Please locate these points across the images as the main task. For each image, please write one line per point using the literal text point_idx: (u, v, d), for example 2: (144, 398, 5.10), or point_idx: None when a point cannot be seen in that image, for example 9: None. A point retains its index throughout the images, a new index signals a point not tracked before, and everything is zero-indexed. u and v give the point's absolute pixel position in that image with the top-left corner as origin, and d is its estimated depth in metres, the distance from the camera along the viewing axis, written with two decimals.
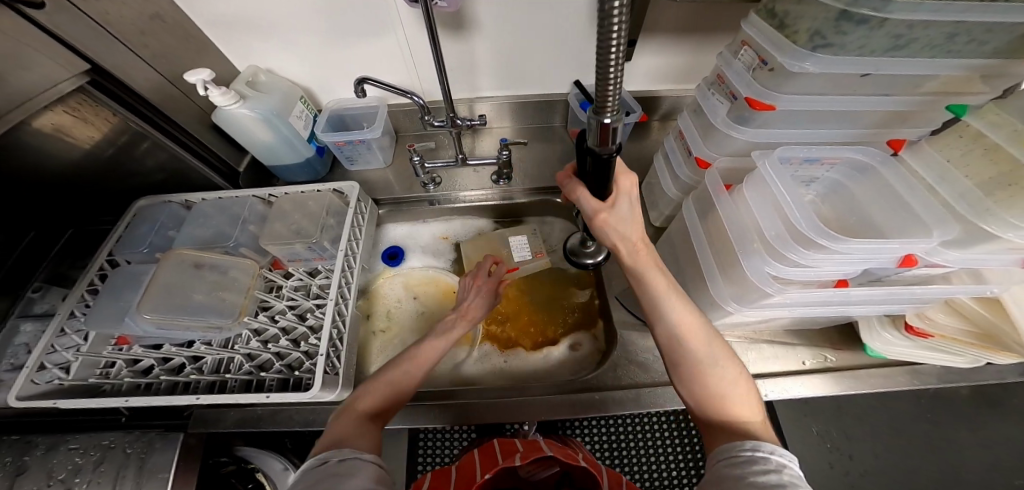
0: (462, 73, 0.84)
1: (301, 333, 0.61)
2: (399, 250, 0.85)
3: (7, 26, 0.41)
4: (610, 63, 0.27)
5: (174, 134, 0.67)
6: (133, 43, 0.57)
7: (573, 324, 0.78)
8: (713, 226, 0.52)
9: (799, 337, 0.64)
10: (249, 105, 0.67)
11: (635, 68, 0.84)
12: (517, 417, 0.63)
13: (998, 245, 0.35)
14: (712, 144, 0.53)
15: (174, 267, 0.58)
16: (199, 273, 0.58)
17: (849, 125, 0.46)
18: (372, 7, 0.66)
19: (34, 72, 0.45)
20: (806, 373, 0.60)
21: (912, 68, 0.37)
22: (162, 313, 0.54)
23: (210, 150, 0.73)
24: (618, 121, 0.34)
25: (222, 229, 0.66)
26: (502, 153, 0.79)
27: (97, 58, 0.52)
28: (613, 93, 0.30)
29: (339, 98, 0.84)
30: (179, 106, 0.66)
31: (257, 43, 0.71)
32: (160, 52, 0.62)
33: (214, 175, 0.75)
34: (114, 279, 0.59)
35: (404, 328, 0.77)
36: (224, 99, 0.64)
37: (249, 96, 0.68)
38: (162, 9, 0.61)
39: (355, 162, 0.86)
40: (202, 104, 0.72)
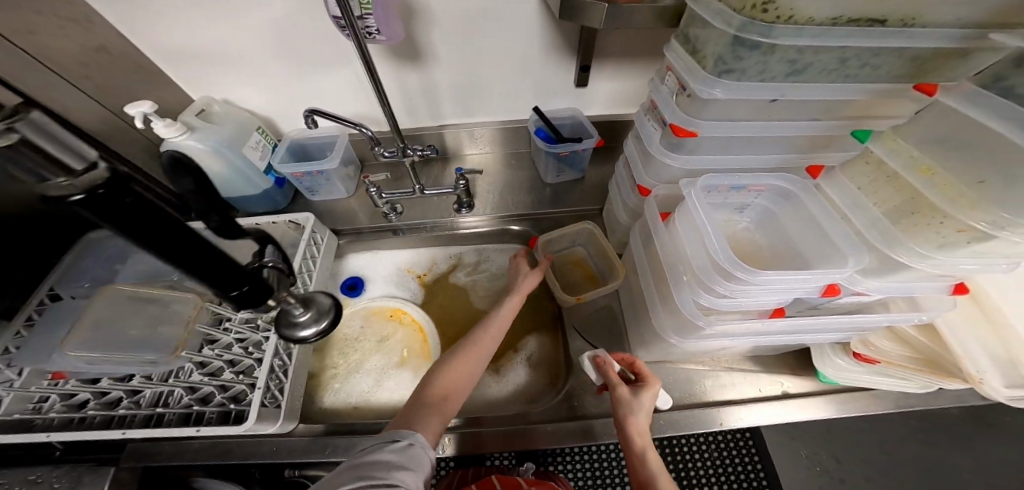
0: (422, 102, 0.85)
1: (248, 365, 0.61)
2: (359, 280, 0.84)
3: None
4: None
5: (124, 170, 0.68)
6: (74, 74, 0.58)
7: (535, 349, 0.76)
8: (652, 255, 0.54)
9: (758, 362, 0.62)
10: (198, 138, 0.67)
11: (593, 94, 0.85)
12: (476, 448, 0.60)
13: (915, 274, 0.37)
14: (652, 173, 0.53)
15: (107, 302, 0.57)
16: (140, 307, 0.58)
17: (778, 150, 0.46)
18: (324, 38, 0.68)
19: None
20: (767, 400, 0.58)
21: (813, 93, 0.37)
22: (89, 350, 0.52)
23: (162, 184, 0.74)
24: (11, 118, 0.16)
25: (171, 261, 0.65)
26: (459, 182, 0.81)
27: (37, 96, 0.54)
28: None
29: (299, 127, 0.85)
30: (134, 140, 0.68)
31: (215, 77, 0.73)
32: (106, 84, 0.63)
33: None
34: (57, 315, 0.57)
35: (364, 356, 0.76)
36: (169, 130, 0.64)
37: (198, 128, 0.68)
38: (107, 40, 0.62)
39: (318, 193, 0.87)
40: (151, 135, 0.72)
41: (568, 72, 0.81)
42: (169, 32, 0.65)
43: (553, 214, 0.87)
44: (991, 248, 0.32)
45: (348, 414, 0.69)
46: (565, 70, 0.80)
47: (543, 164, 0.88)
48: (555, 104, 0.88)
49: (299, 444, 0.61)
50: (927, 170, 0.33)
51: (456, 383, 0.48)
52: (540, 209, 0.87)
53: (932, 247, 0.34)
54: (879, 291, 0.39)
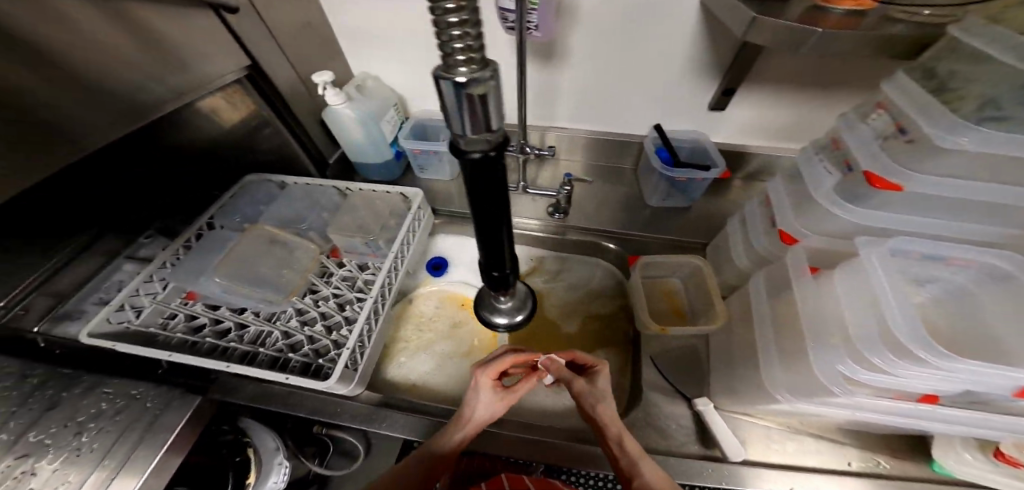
0: (540, 103, 0.85)
1: (336, 322, 0.64)
2: (443, 261, 0.84)
3: (209, 24, 0.52)
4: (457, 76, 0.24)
5: (290, 123, 0.75)
6: (284, 43, 0.67)
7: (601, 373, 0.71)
8: (784, 309, 0.50)
9: (852, 436, 0.56)
10: (352, 106, 0.74)
11: (727, 119, 0.78)
12: (538, 458, 0.57)
13: None
14: (805, 219, 0.49)
15: (253, 239, 0.65)
16: (271, 248, 0.65)
17: (1005, 223, 0.39)
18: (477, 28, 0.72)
19: (213, 61, 0.55)
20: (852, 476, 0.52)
21: None
22: (229, 278, 0.60)
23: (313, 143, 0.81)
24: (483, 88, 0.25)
25: (303, 211, 0.73)
26: (564, 187, 0.79)
27: (253, 51, 0.61)
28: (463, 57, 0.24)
29: (425, 108, 0.91)
30: (301, 97, 0.74)
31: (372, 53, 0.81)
32: (300, 52, 0.71)
33: (310, 163, 0.82)
34: (205, 244, 0.66)
35: (436, 337, 0.77)
36: (336, 98, 0.70)
37: (356, 99, 0.76)
38: (310, 17, 0.72)
39: (426, 171, 0.91)
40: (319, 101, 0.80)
41: (706, 93, 0.75)
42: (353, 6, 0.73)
43: (649, 238, 0.81)
44: None
45: (406, 391, 0.70)
46: (706, 92, 0.75)
47: (651, 186, 0.83)
48: (680, 124, 0.82)
49: (359, 409, 0.63)
50: None
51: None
52: (621, 229, 0.83)
53: None
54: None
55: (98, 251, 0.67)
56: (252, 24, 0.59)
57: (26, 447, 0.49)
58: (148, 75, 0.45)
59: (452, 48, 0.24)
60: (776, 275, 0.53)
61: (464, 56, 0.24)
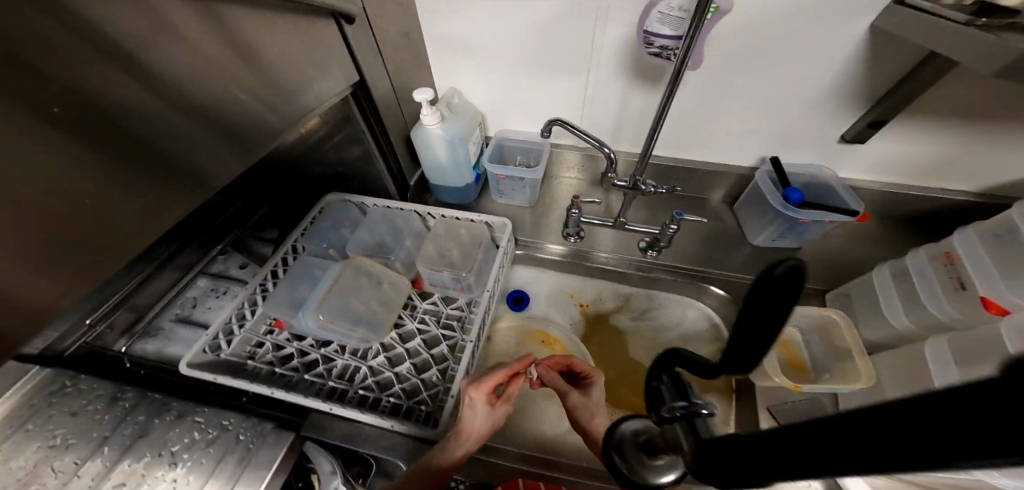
0: (638, 129, 0.77)
1: (424, 360, 0.60)
2: (524, 294, 0.80)
3: (324, 35, 0.49)
4: None
5: (379, 140, 0.70)
6: (385, 55, 0.63)
7: None
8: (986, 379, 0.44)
9: None
10: (444, 127, 0.70)
11: (856, 156, 0.70)
12: None
13: None
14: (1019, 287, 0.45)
15: (348, 272, 0.63)
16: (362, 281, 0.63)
17: None
18: (583, 47, 0.66)
19: (325, 81, 0.52)
20: None
21: None
22: (330, 317, 0.59)
23: (396, 161, 0.76)
24: None
25: (386, 238, 0.70)
26: (668, 227, 0.71)
27: (362, 65, 0.58)
28: None
29: (505, 128, 0.85)
30: (393, 114, 0.70)
31: (460, 66, 0.76)
32: (398, 64, 0.67)
33: (389, 181, 0.78)
34: (294, 270, 0.65)
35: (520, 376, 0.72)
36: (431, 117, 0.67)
37: (446, 118, 0.72)
38: (409, 27, 0.68)
39: (504, 196, 0.86)
40: (407, 116, 0.75)
41: (838, 123, 0.66)
42: (455, 17, 0.68)
43: (753, 283, 0.74)
44: None
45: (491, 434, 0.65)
46: (835, 126, 0.67)
47: (760, 223, 0.75)
48: (796, 157, 0.74)
49: None
50: None
51: None
52: (718, 269, 0.76)
53: None
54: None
55: (176, 264, 0.69)
56: (362, 38, 0.56)
57: (120, 477, 0.47)
58: (259, 80, 0.41)
59: None
60: (969, 343, 0.47)
61: None
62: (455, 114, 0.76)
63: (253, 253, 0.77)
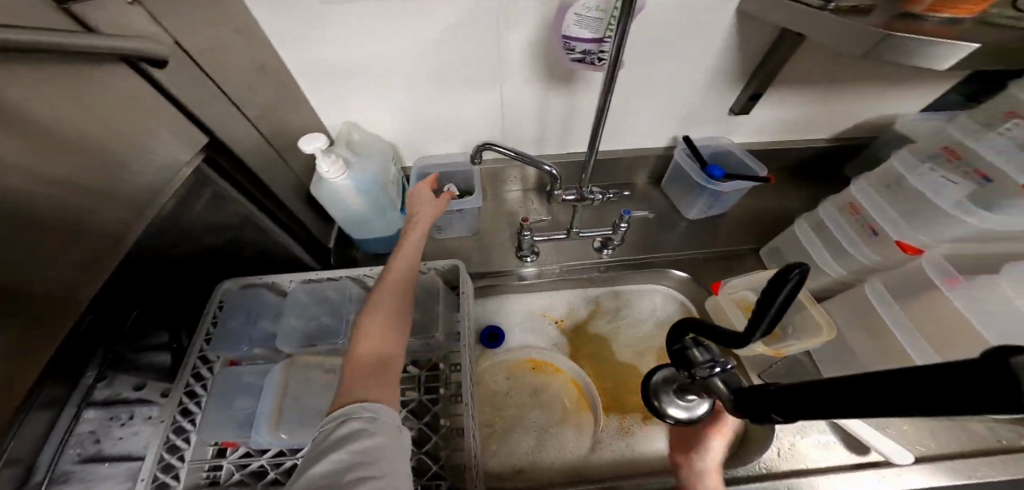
0: (562, 132, 0.76)
1: (420, 431, 0.57)
2: (498, 328, 0.76)
3: (128, 89, 0.32)
4: None
5: (265, 203, 0.54)
6: (243, 99, 0.46)
7: None
8: (923, 311, 0.53)
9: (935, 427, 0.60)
10: (354, 177, 0.56)
11: (745, 123, 0.78)
12: None
13: None
14: (928, 231, 0.54)
15: (297, 372, 0.55)
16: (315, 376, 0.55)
17: None
18: (489, 59, 0.60)
19: (158, 158, 0.36)
20: (941, 466, 0.57)
21: None
22: (293, 432, 0.50)
23: (297, 221, 0.61)
24: None
25: (325, 319, 0.59)
26: (620, 227, 0.73)
27: (219, 131, 0.43)
28: None
29: (423, 155, 0.76)
30: (279, 173, 0.56)
31: (348, 94, 0.62)
32: (267, 108, 0.51)
33: (295, 245, 0.62)
34: (218, 383, 0.53)
35: (521, 411, 0.69)
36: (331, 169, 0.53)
37: (353, 161, 0.58)
38: (265, 58, 0.51)
39: (443, 230, 0.79)
40: (297, 169, 0.61)
41: (729, 99, 0.73)
42: (326, 40, 0.54)
43: (695, 255, 0.81)
44: None
45: (514, 478, 0.63)
46: (728, 99, 0.73)
47: (691, 199, 0.82)
48: (699, 132, 0.81)
49: None
50: None
51: (378, 357, 0.42)
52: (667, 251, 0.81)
53: None
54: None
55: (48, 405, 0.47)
56: (192, 80, 0.38)
57: None
58: (69, 167, 0.27)
59: None
60: (896, 283, 0.57)
61: None
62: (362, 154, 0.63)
63: (143, 366, 0.57)
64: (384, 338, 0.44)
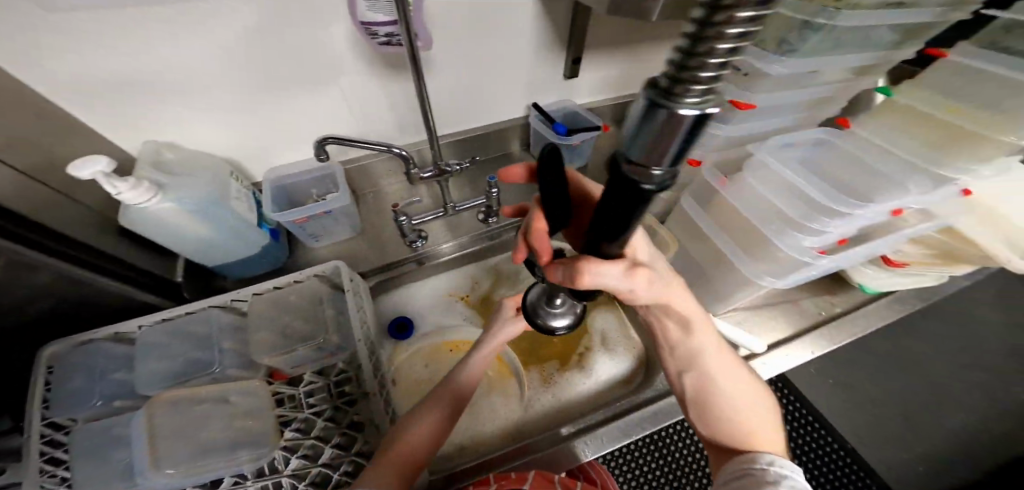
0: (421, 116, 0.77)
1: (346, 435, 0.54)
2: (407, 319, 0.77)
3: None
4: (687, 95, 0.11)
5: (71, 252, 0.46)
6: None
7: (608, 341, 0.77)
8: (720, 218, 0.56)
9: (800, 292, 0.70)
10: (174, 195, 0.51)
11: (580, 85, 0.89)
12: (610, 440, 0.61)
13: (950, 188, 0.44)
14: (698, 147, 0.58)
15: (172, 411, 0.48)
16: (200, 409, 0.50)
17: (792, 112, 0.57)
18: (310, 54, 0.58)
19: None
20: (815, 329, 0.66)
21: (837, 60, 0.47)
22: (190, 462, 0.47)
23: (121, 262, 0.53)
24: (706, 120, 0.12)
25: (195, 354, 0.55)
26: (491, 191, 0.76)
27: None
28: (683, 105, 0.11)
29: (274, 167, 0.72)
30: (74, 213, 0.48)
31: (154, 114, 0.55)
32: (27, 142, 0.43)
33: (137, 291, 0.54)
34: (81, 444, 0.47)
35: None
36: (138, 195, 0.46)
37: (170, 183, 0.52)
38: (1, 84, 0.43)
39: (320, 237, 0.75)
40: (99, 205, 0.53)
41: (559, 64, 0.83)
42: (94, 53, 0.46)
43: None
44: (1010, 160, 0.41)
45: (458, 455, 0.65)
46: (556, 66, 0.83)
47: None
48: (546, 98, 0.90)
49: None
50: (954, 109, 0.43)
51: (421, 449, 0.47)
52: None
53: (968, 161, 0.42)
54: (980, 179, 0.42)
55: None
56: None
57: None
58: None
59: (701, 67, 0.10)
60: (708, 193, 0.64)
61: (709, 76, 0.10)
62: (185, 173, 0.55)
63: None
64: (435, 432, 0.49)
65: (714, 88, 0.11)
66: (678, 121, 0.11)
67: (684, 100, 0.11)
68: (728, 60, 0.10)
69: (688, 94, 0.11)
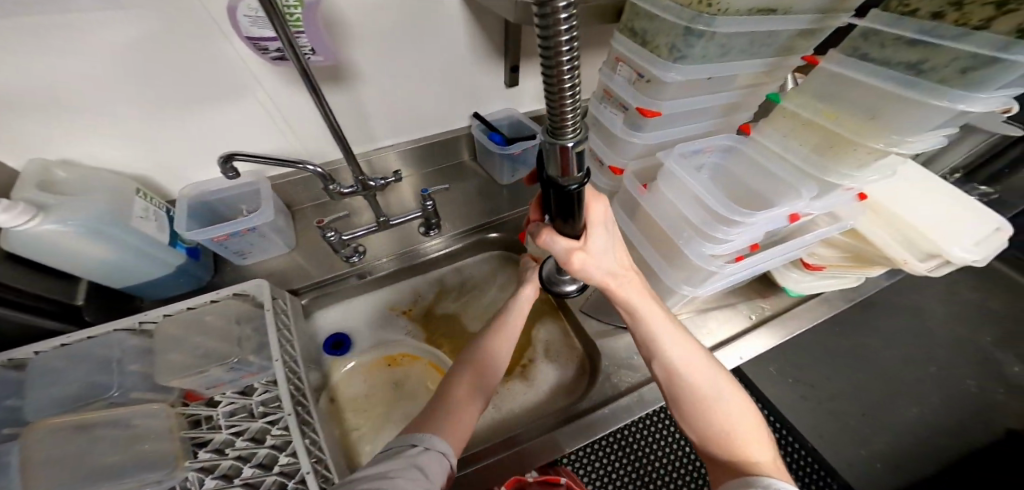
0: (353, 127, 0.77)
1: (267, 453, 0.49)
2: (344, 336, 0.75)
3: None
4: (564, 84, 0.18)
5: None
6: None
7: (553, 350, 0.76)
8: (644, 223, 0.57)
9: (737, 295, 0.71)
10: (58, 217, 0.49)
11: (523, 93, 0.90)
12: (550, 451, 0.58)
13: (839, 191, 0.48)
14: (620, 152, 0.59)
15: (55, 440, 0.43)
16: (90, 436, 0.45)
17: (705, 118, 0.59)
18: (213, 66, 0.56)
19: None
20: (755, 328, 0.66)
21: (735, 67, 0.49)
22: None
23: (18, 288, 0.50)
24: (583, 142, 0.24)
25: (94, 378, 0.51)
26: (426, 203, 0.74)
27: None
28: (572, 108, 0.20)
29: (196, 181, 0.69)
30: None
31: (49, 132, 0.53)
32: None
33: (37, 317, 0.52)
34: None
35: (385, 409, 0.69)
36: (10, 216, 0.44)
37: (59, 203, 0.50)
38: None
39: (248, 255, 0.73)
40: None
41: (499, 73, 0.83)
42: None
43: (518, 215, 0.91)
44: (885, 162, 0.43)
45: None
46: (496, 75, 0.83)
47: (497, 166, 0.89)
48: (490, 107, 0.90)
49: None
50: (830, 114, 0.44)
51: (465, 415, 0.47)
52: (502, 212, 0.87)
53: (851, 168, 0.44)
54: (862, 183, 0.45)
55: None
56: None
57: None
58: None
59: (559, 62, 0.16)
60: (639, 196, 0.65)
61: (569, 67, 0.17)
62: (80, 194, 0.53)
63: None
64: (475, 392, 0.50)
65: (578, 73, 0.17)
66: (564, 148, 0.22)
67: (573, 89, 0.18)
68: (577, 48, 0.16)
69: (573, 83, 0.18)
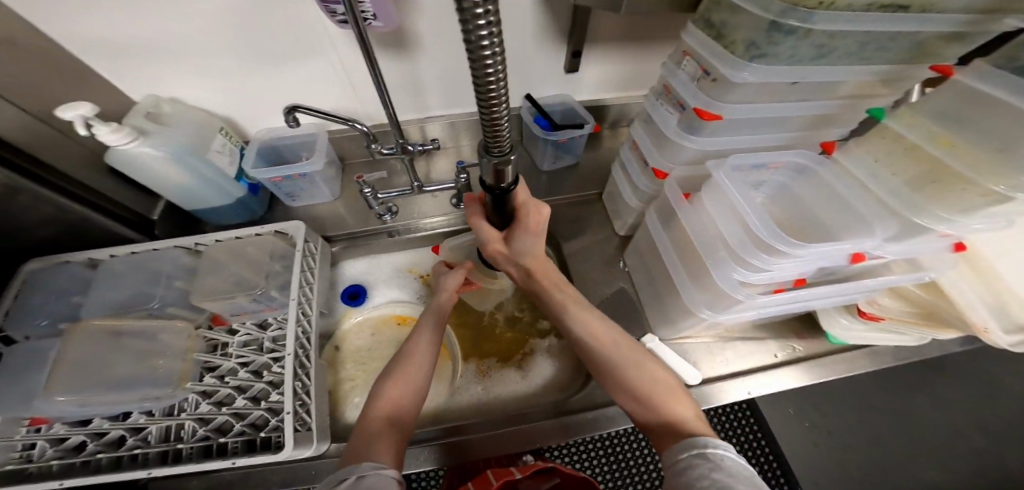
0: (408, 92, 0.78)
1: (261, 389, 0.55)
2: (361, 288, 0.79)
3: None
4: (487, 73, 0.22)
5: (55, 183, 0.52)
6: None
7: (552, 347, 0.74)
8: (680, 234, 0.54)
9: (769, 329, 0.65)
10: (152, 142, 0.55)
11: (583, 80, 0.86)
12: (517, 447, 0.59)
13: (933, 235, 0.42)
14: (668, 154, 0.55)
15: (90, 340, 0.50)
16: (121, 343, 0.51)
17: (778, 130, 0.53)
18: (298, 30, 0.59)
19: None
20: (781, 367, 0.61)
21: (831, 73, 0.43)
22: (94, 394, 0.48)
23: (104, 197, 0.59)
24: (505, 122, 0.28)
25: (145, 288, 0.58)
26: (460, 176, 0.75)
27: None
28: (497, 92, 0.24)
29: (270, 127, 0.76)
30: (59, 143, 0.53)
31: (152, 70, 0.59)
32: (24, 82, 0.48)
33: (121, 226, 0.61)
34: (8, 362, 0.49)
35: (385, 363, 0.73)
36: (117, 137, 0.51)
37: (152, 131, 0.56)
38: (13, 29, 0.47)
39: (297, 198, 0.79)
40: (90, 143, 0.58)
41: (561, 56, 0.79)
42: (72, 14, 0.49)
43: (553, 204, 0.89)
44: (1000, 210, 0.36)
45: None
46: (557, 58, 0.80)
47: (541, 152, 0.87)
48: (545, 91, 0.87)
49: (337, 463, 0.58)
50: (946, 141, 0.37)
51: (402, 395, 0.49)
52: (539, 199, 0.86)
53: (953, 212, 0.38)
54: (965, 230, 0.39)
55: None
56: None
57: None
58: None
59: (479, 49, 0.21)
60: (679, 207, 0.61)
61: (490, 62, 0.22)
62: (171, 125, 0.60)
63: None
64: (413, 373, 0.52)
65: (498, 65, 0.22)
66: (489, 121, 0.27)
67: (497, 78, 0.23)
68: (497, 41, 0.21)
69: (496, 71, 0.23)
